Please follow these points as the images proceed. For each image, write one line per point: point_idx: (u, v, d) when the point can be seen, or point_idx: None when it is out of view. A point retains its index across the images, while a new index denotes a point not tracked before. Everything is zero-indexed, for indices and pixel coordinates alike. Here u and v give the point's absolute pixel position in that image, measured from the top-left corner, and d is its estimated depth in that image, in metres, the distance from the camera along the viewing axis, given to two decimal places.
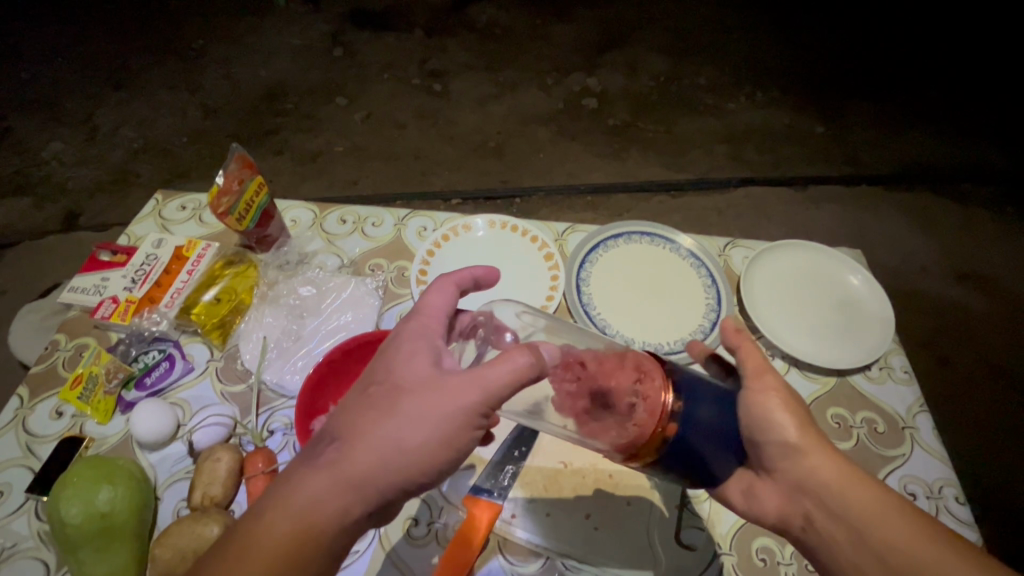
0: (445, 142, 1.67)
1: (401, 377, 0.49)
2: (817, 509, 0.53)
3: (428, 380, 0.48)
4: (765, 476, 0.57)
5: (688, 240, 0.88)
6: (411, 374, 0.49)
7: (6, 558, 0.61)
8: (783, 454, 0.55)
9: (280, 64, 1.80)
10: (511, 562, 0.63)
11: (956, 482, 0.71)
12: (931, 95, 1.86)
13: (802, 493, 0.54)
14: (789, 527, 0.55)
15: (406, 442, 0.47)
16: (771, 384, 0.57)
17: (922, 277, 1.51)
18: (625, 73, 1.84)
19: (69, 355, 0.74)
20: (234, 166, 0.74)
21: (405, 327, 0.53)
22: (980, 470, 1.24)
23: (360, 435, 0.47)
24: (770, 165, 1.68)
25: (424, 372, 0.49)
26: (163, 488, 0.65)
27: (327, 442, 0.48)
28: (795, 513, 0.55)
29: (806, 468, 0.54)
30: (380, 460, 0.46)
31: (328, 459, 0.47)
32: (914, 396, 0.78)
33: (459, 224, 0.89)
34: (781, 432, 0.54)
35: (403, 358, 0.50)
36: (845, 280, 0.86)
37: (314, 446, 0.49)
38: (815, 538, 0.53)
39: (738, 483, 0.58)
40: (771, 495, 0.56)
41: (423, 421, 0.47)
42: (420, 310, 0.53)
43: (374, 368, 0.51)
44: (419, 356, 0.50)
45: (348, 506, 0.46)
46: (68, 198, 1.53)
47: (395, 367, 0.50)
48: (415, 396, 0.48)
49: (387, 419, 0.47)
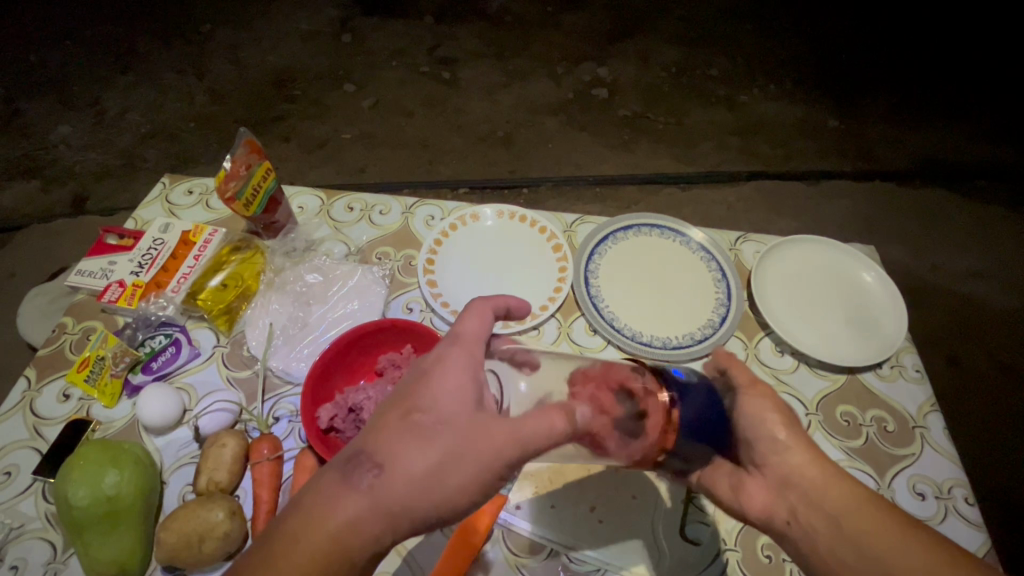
0: (454, 131, 1.66)
1: (446, 412, 0.47)
2: (802, 503, 0.53)
3: (470, 421, 0.47)
4: (754, 472, 0.56)
5: (699, 234, 0.87)
6: (455, 408, 0.47)
7: (13, 539, 0.61)
8: (771, 449, 0.55)
9: (287, 49, 1.78)
10: (514, 553, 0.63)
11: (966, 483, 0.70)
12: (946, 89, 1.82)
13: (788, 488, 0.54)
14: (772, 520, 0.54)
15: (442, 478, 0.45)
16: (765, 392, 0.58)
17: (933, 275, 1.49)
18: (636, 62, 1.81)
19: (76, 338, 0.74)
20: (241, 151, 0.73)
21: (450, 358, 0.49)
22: (986, 469, 1.23)
23: (400, 464, 0.45)
24: (781, 159, 1.65)
25: (469, 412, 0.47)
26: (169, 472, 0.65)
27: (365, 463, 0.46)
28: (778, 508, 0.54)
29: (791, 464, 0.54)
30: (412, 491, 0.45)
31: (366, 484, 0.45)
32: (925, 395, 0.77)
33: (467, 214, 0.88)
34: (771, 430, 0.56)
35: (450, 390, 0.48)
36: (858, 277, 0.84)
37: (352, 461, 0.47)
38: (798, 530, 0.52)
39: (721, 478, 0.58)
40: (758, 492, 0.55)
41: (461, 461, 0.45)
42: (461, 338, 0.50)
43: (417, 392, 0.48)
44: (466, 392, 0.48)
45: (381, 533, 0.45)
46: (76, 181, 1.53)
47: (439, 397, 0.47)
48: (457, 431, 0.46)
49: (428, 453, 0.46)
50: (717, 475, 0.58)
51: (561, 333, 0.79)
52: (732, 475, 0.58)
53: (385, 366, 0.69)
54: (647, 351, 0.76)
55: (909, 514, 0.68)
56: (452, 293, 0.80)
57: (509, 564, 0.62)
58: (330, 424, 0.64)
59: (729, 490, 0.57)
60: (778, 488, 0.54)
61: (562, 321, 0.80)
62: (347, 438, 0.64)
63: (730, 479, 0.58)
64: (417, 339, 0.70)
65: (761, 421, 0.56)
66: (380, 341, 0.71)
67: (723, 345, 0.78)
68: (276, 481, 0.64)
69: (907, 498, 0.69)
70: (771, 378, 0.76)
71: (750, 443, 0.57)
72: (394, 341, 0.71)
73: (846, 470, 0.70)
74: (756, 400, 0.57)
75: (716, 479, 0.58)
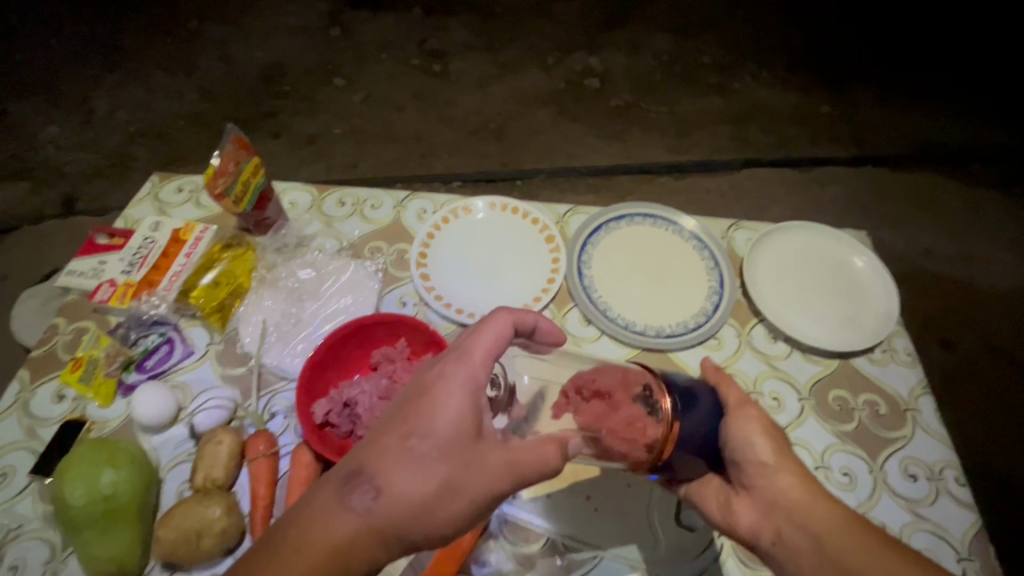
0: (445, 123, 1.65)
1: (443, 436, 0.45)
2: (788, 524, 0.54)
3: (464, 447, 0.46)
4: (742, 492, 0.57)
5: (692, 222, 0.87)
6: (452, 433, 0.45)
7: (11, 539, 0.61)
8: (759, 472, 0.56)
9: (276, 44, 1.76)
10: (511, 542, 0.63)
11: (957, 465, 0.71)
12: (938, 73, 1.82)
13: (774, 511, 0.55)
14: (758, 540, 0.56)
15: (435, 509, 0.45)
16: (753, 414, 0.58)
17: (926, 259, 1.50)
18: (628, 51, 1.80)
19: (69, 338, 0.74)
20: (229, 147, 0.73)
21: (454, 376, 0.47)
22: (979, 449, 1.24)
23: (395, 487, 0.44)
24: (775, 146, 1.65)
25: (465, 436, 0.46)
26: (166, 470, 0.66)
27: (363, 484, 0.44)
28: (765, 528, 0.55)
29: (778, 488, 0.55)
30: (399, 511, 0.44)
31: (364, 506, 0.44)
32: (917, 378, 0.77)
33: (459, 207, 0.87)
34: (758, 453, 0.56)
35: (444, 413, 0.46)
36: (850, 262, 0.85)
37: (351, 479, 0.45)
38: (783, 551, 0.54)
39: (710, 496, 0.60)
40: (745, 510, 0.57)
41: (454, 493, 0.45)
42: (467, 354, 0.48)
43: (416, 415, 0.46)
44: (464, 416, 0.46)
45: (373, 557, 0.44)
46: (66, 181, 1.52)
47: (436, 419, 0.46)
48: (455, 459, 0.45)
49: (422, 475, 0.45)
50: (706, 492, 0.60)
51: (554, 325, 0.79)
52: (719, 494, 0.59)
53: (379, 360, 0.69)
54: (640, 340, 0.76)
55: (899, 495, 0.69)
56: (445, 286, 0.80)
57: (505, 552, 0.63)
58: (325, 418, 0.64)
59: (717, 508, 0.59)
60: (765, 509, 0.55)
61: (555, 312, 0.80)
62: (343, 432, 0.65)
63: (718, 496, 0.59)
64: (410, 333, 0.71)
65: (748, 446, 0.56)
66: (375, 335, 0.71)
67: (717, 332, 0.78)
68: (274, 476, 0.64)
69: (900, 481, 0.70)
70: (763, 365, 0.77)
71: (737, 462, 0.57)
72: (387, 336, 0.72)
73: (838, 454, 0.71)
74: (742, 425, 0.57)
75: (705, 497, 0.60)
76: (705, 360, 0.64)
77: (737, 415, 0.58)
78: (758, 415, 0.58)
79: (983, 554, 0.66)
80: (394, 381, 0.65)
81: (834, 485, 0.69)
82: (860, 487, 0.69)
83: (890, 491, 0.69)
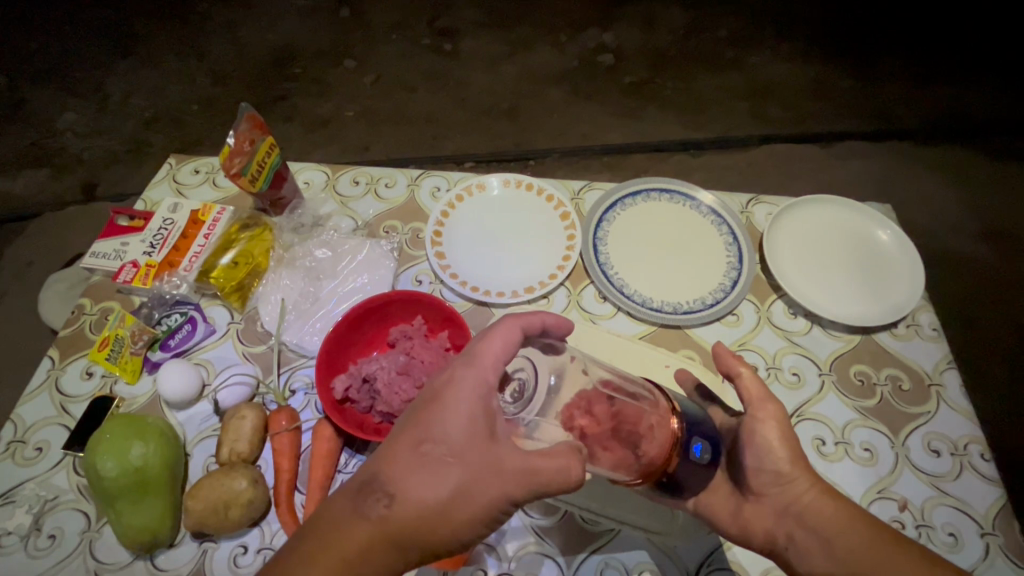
0: (457, 104, 1.63)
1: (411, 433, 0.49)
2: (798, 528, 0.55)
3: (431, 438, 0.48)
4: (751, 498, 0.58)
5: (709, 197, 0.85)
6: (420, 429, 0.49)
7: (49, 509, 0.63)
8: (775, 481, 0.57)
9: (287, 26, 1.75)
10: (530, 514, 0.64)
11: (982, 440, 0.70)
12: (966, 42, 1.75)
13: (786, 516, 0.56)
14: (774, 544, 0.57)
15: (410, 498, 0.47)
16: (772, 412, 0.58)
17: (953, 236, 1.45)
18: (642, 26, 1.76)
19: (95, 319, 0.76)
20: (243, 127, 0.72)
21: (461, 382, 0.49)
22: (1000, 426, 1.22)
23: (369, 486, 0.48)
24: (794, 121, 1.61)
25: (427, 429, 0.48)
26: (192, 445, 0.67)
27: (374, 488, 0.48)
28: (778, 532, 0.56)
29: (793, 494, 0.56)
30: (383, 522, 0.47)
31: (340, 508, 0.48)
32: (942, 353, 0.76)
33: (473, 183, 0.87)
34: (774, 462, 0.57)
35: (416, 414, 0.50)
36: (873, 236, 0.83)
37: (363, 491, 0.48)
38: (797, 554, 0.55)
39: (722, 507, 0.59)
40: (755, 515, 0.57)
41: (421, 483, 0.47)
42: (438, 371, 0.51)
43: (423, 416, 0.49)
44: (424, 413, 0.49)
45: (394, 556, 0.47)
46: (86, 167, 1.54)
47: (406, 422, 0.50)
48: (422, 448, 0.48)
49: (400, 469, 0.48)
50: (717, 503, 0.59)
51: (570, 302, 0.79)
52: (729, 502, 0.59)
53: (397, 337, 0.70)
54: (657, 316, 0.76)
55: (922, 470, 0.68)
56: (460, 265, 0.80)
57: (525, 524, 0.64)
58: (344, 394, 0.65)
59: (730, 518, 0.58)
60: (778, 511, 0.56)
61: (571, 289, 0.80)
62: (364, 408, 0.66)
63: (729, 504, 0.59)
64: (426, 310, 0.71)
65: (763, 449, 0.58)
66: (392, 312, 0.72)
67: (734, 308, 0.77)
68: (297, 450, 0.66)
69: (922, 455, 0.69)
70: (784, 341, 0.76)
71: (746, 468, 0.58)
72: (403, 314, 0.72)
73: (859, 429, 0.70)
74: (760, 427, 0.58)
75: (716, 508, 0.59)
76: (717, 346, 0.62)
77: (754, 417, 0.58)
78: (777, 412, 0.58)
79: (1007, 530, 0.65)
80: (412, 358, 0.66)
81: (855, 459, 0.68)
82: (881, 462, 0.68)
83: (913, 468, 0.68)
